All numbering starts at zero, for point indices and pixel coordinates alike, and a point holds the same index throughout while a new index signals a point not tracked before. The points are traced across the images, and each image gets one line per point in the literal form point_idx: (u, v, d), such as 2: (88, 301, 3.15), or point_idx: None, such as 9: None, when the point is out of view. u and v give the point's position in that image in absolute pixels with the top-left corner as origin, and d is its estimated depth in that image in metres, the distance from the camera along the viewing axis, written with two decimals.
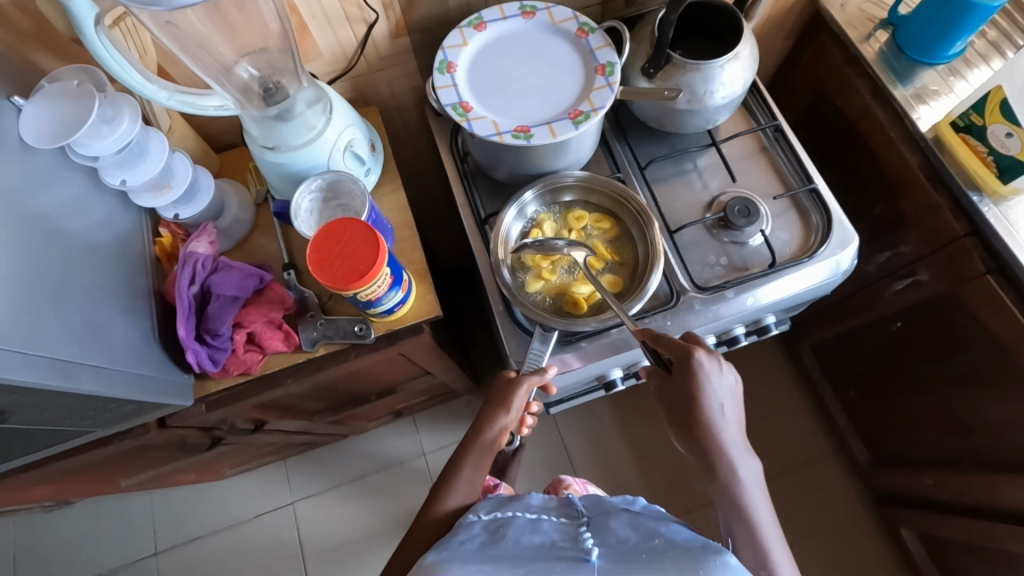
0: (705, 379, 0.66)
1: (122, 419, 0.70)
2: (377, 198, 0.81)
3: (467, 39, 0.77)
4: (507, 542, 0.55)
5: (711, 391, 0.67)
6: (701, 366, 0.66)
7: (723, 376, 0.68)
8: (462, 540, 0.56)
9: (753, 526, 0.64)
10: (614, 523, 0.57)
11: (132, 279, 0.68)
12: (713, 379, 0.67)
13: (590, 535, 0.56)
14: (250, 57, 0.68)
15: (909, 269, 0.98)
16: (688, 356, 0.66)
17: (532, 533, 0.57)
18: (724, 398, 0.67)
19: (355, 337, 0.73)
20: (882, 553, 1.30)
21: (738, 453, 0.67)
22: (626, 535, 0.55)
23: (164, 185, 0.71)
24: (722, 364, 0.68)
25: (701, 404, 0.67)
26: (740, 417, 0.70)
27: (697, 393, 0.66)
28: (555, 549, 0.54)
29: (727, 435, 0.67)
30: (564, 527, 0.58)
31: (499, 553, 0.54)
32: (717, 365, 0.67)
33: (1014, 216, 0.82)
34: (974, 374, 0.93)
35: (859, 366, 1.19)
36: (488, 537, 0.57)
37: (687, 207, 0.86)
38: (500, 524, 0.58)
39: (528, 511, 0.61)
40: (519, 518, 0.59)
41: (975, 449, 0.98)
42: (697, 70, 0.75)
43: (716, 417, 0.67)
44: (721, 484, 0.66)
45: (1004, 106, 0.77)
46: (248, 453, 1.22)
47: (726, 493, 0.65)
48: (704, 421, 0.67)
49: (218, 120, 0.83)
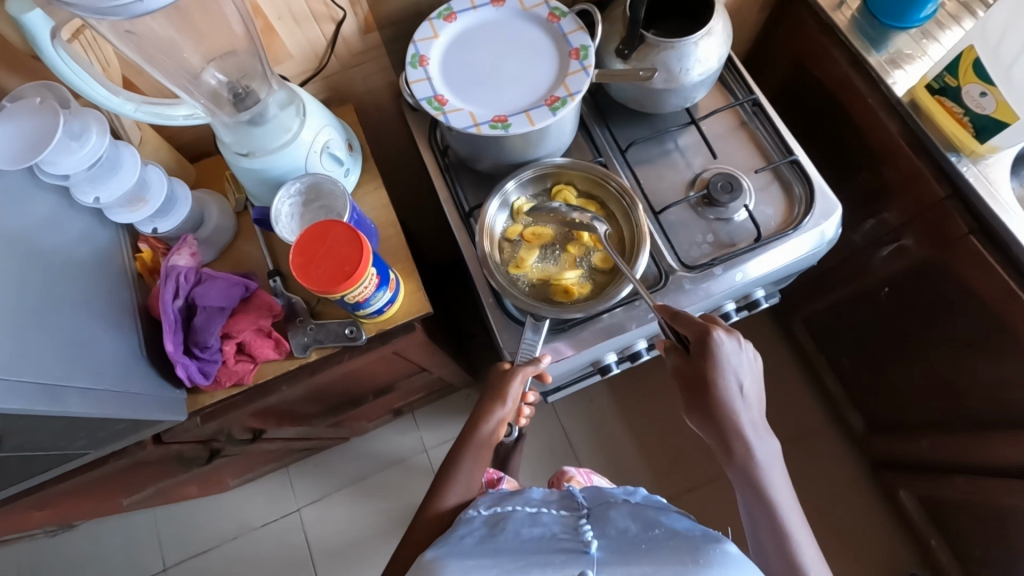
0: (726, 359, 0.67)
1: (116, 439, 0.69)
2: (359, 198, 0.80)
3: (437, 31, 0.76)
4: (507, 535, 0.56)
5: (728, 370, 0.67)
6: (722, 346, 0.66)
7: (743, 354, 0.68)
8: (461, 535, 0.57)
9: (769, 499, 0.65)
10: (614, 514, 0.57)
11: (114, 297, 0.67)
12: (733, 359, 0.67)
13: (590, 527, 0.56)
14: (217, 62, 0.67)
15: (893, 235, 0.99)
16: (709, 336, 0.66)
17: (531, 525, 0.57)
18: (746, 376, 0.68)
19: (346, 340, 0.73)
20: (881, 514, 1.33)
21: (756, 433, 0.68)
22: (627, 526, 0.55)
23: (139, 199, 0.70)
24: (741, 342, 0.68)
25: (722, 387, 0.67)
26: (759, 397, 0.71)
27: (717, 375, 0.67)
28: (555, 541, 0.54)
29: (743, 414, 0.68)
30: (564, 520, 0.58)
31: (499, 546, 0.54)
32: (736, 349, 0.67)
33: (991, 174, 0.84)
34: (961, 334, 0.94)
35: (850, 333, 1.21)
36: (488, 531, 0.57)
37: (671, 186, 0.86)
38: (499, 518, 0.59)
39: (528, 505, 0.61)
40: (519, 511, 0.60)
41: (967, 407, 1.00)
42: (672, 48, 0.75)
43: (735, 397, 0.68)
44: (734, 459, 0.68)
45: (977, 65, 0.79)
46: (248, 462, 1.22)
47: (747, 473, 0.67)
48: (719, 403, 0.67)
49: (190, 129, 0.81)
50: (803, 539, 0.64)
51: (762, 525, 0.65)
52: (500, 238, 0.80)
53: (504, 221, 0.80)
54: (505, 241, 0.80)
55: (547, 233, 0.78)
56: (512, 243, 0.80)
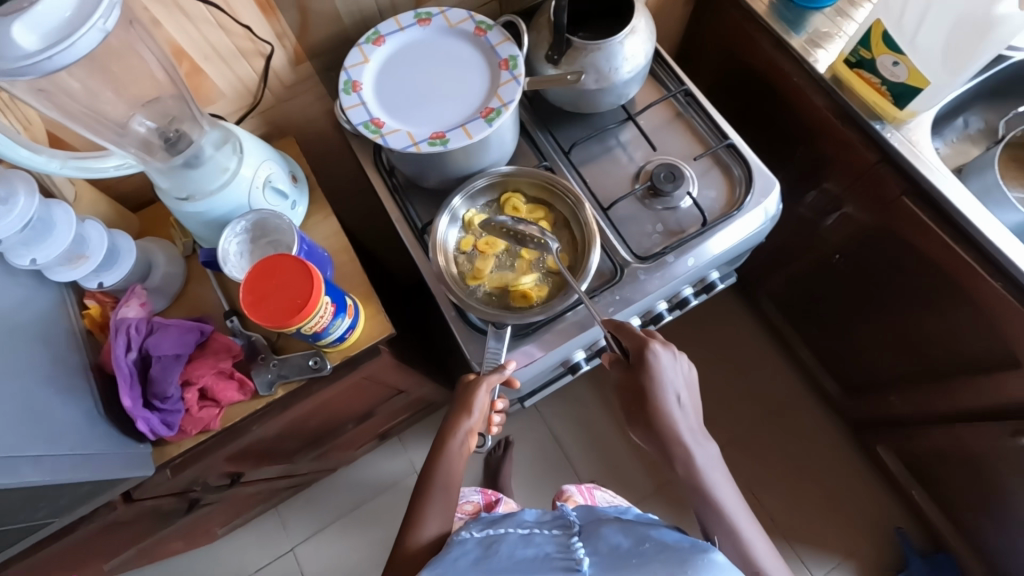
0: (663, 371, 0.70)
1: (82, 503, 0.67)
2: (310, 228, 0.80)
3: (367, 55, 0.77)
4: (501, 556, 0.56)
5: (665, 380, 0.70)
6: (657, 356, 0.70)
7: (678, 364, 0.72)
8: (455, 557, 0.57)
9: (715, 501, 0.68)
10: (605, 530, 0.57)
11: (64, 358, 0.65)
12: (669, 370, 0.70)
13: (582, 544, 0.56)
14: (144, 109, 0.66)
15: (835, 204, 1.04)
16: (645, 348, 0.70)
17: (525, 546, 0.58)
18: (682, 387, 0.71)
19: (311, 371, 0.72)
20: (864, 472, 1.37)
21: (696, 439, 0.70)
22: (619, 542, 0.55)
23: (79, 255, 0.68)
24: (675, 354, 0.72)
25: (660, 398, 0.70)
26: (697, 405, 0.74)
27: (654, 386, 0.70)
28: (549, 560, 0.54)
29: (682, 422, 0.70)
30: (558, 539, 0.58)
31: (493, 565, 0.55)
32: (671, 360, 0.71)
33: (914, 137, 0.88)
34: (910, 291, 0.99)
35: (810, 302, 1.25)
36: (482, 552, 0.57)
37: (617, 181, 0.89)
38: (493, 540, 0.59)
39: (520, 526, 0.62)
40: (512, 533, 0.60)
41: (925, 359, 1.04)
42: (598, 50, 0.77)
43: (674, 406, 0.70)
44: (677, 468, 0.70)
45: (886, 37, 0.83)
46: (234, 508, 1.20)
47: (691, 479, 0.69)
48: (658, 414, 0.70)
49: (129, 178, 0.80)
50: (754, 534, 0.67)
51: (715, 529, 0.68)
52: (455, 251, 0.80)
53: (457, 234, 0.81)
54: (460, 254, 0.80)
55: (501, 244, 0.79)
56: (467, 254, 0.80)
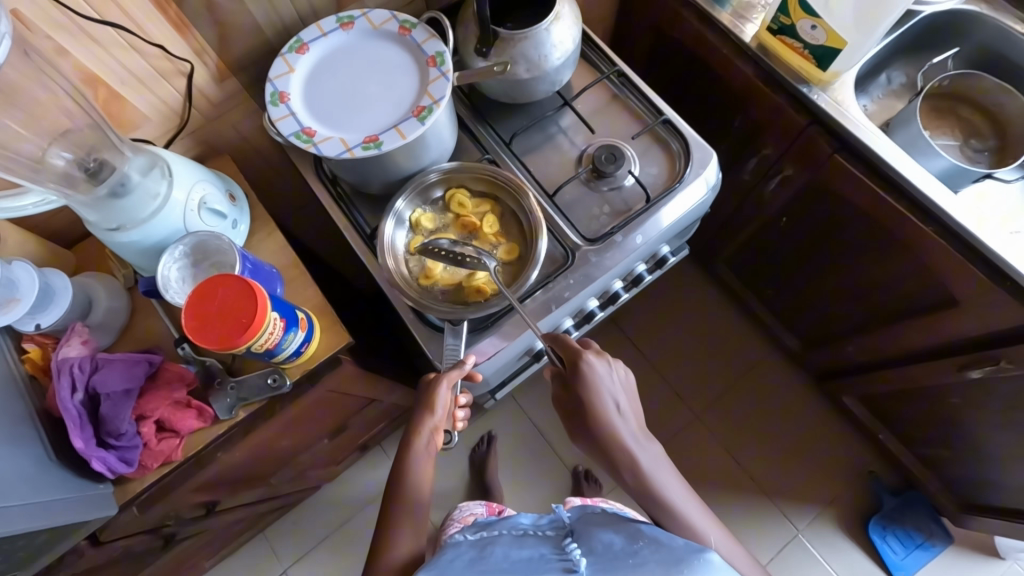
0: (598, 380, 0.73)
1: (45, 554, 0.65)
2: (255, 246, 0.78)
3: (292, 65, 0.76)
4: (495, 557, 0.56)
5: (602, 389, 0.73)
6: (591, 366, 0.73)
7: (614, 372, 0.75)
8: (450, 558, 0.57)
9: (667, 503, 0.68)
10: (598, 531, 0.57)
11: (7, 406, 0.63)
12: (605, 379, 0.73)
13: (576, 545, 0.57)
14: (60, 141, 0.64)
15: (775, 168, 1.07)
16: (579, 359, 0.73)
17: (520, 547, 0.58)
18: (620, 394, 0.74)
19: (271, 390, 0.71)
20: (834, 422, 1.42)
21: (637, 441, 0.72)
22: (613, 540, 0.55)
23: (10, 299, 0.66)
24: (609, 363, 0.75)
25: (599, 407, 0.72)
26: (637, 410, 0.76)
27: (591, 395, 0.72)
28: (544, 561, 0.54)
29: (623, 429, 0.72)
30: (553, 541, 0.59)
31: (489, 566, 0.55)
32: (605, 368, 0.74)
33: (840, 96, 0.92)
34: (854, 244, 1.02)
35: (765, 266, 1.29)
36: (476, 552, 0.58)
37: (560, 167, 0.90)
38: (488, 542, 0.60)
39: (515, 528, 0.64)
40: (507, 535, 0.61)
41: (876, 308, 1.09)
42: (525, 38, 0.78)
43: (613, 413, 0.72)
44: (625, 472, 0.71)
45: (803, 3, 0.85)
46: (217, 539, 1.17)
47: (639, 482, 0.70)
48: (598, 423, 0.72)
49: (58, 215, 0.77)
50: (709, 528, 0.67)
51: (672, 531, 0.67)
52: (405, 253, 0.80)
53: (405, 236, 0.81)
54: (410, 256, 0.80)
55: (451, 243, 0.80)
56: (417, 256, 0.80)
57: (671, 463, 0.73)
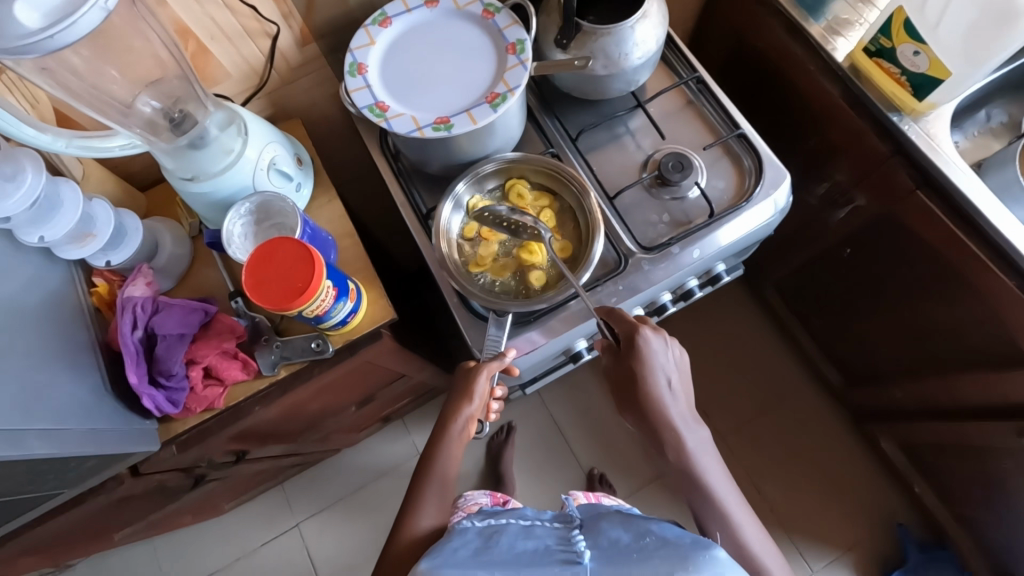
0: (653, 357, 0.69)
1: (90, 476, 0.69)
2: (313, 212, 0.80)
3: (373, 37, 0.76)
4: (501, 549, 0.56)
5: (656, 367, 0.69)
6: (647, 343, 0.69)
7: (669, 351, 0.71)
8: (456, 546, 0.57)
9: (708, 490, 0.68)
10: (605, 525, 0.57)
11: (72, 334, 0.66)
12: (660, 356, 0.69)
13: (582, 537, 0.56)
14: (150, 90, 0.67)
15: (847, 197, 1.01)
16: (635, 335, 0.69)
17: (526, 538, 0.58)
18: (673, 372, 0.71)
19: (313, 354, 0.73)
20: (867, 467, 1.36)
21: (686, 424, 0.71)
22: (618, 535, 0.54)
23: (86, 234, 0.69)
24: (666, 340, 0.71)
25: (650, 384, 0.69)
26: (687, 390, 0.74)
27: (645, 371, 0.69)
28: (550, 553, 0.54)
29: (674, 408, 0.70)
30: (559, 532, 0.59)
31: (493, 557, 0.54)
32: (662, 344, 0.70)
33: (932, 130, 0.86)
34: (921, 286, 0.96)
35: (819, 296, 1.23)
36: (482, 543, 0.57)
37: (623, 170, 0.87)
38: (494, 530, 0.60)
39: (522, 519, 0.63)
40: (514, 525, 0.60)
41: (934, 357, 1.03)
42: (608, 34, 0.76)
43: (665, 393, 0.70)
44: (669, 454, 0.70)
45: (908, 25, 0.80)
46: (240, 484, 1.22)
47: (682, 466, 0.70)
48: (649, 400, 0.70)
49: (136, 158, 0.81)
50: (742, 519, 0.68)
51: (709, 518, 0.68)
52: (459, 238, 0.80)
53: (460, 220, 0.81)
54: (463, 241, 0.80)
55: (505, 230, 0.79)
56: (471, 242, 0.81)
57: (716, 450, 0.72)
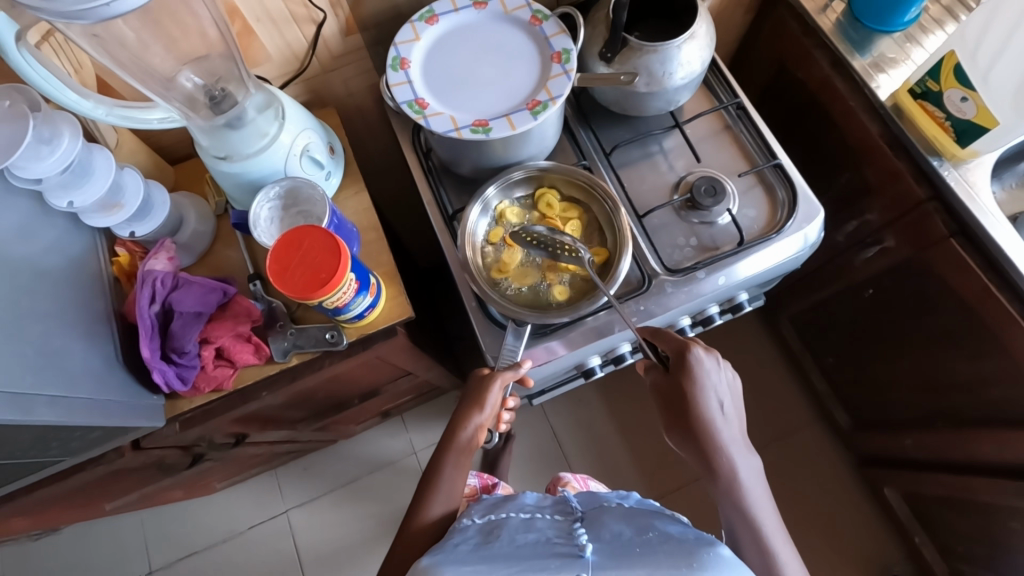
0: (705, 375, 0.69)
1: (92, 446, 0.68)
2: (339, 202, 0.79)
3: (419, 33, 0.76)
4: (502, 542, 0.55)
5: (708, 387, 0.69)
6: (699, 360, 0.69)
7: (721, 373, 0.71)
8: (456, 543, 0.56)
9: (750, 518, 0.65)
10: (608, 519, 0.56)
11: (90, 302, 0.66)
12: (712, 375, 0.70)
13: (584, 531, 0.55)
14: (192, 66, 0.67)
15: (876, 237, 1.00)
16: (685, 351, 0.70)
17: (527, 531, 0.57)
18: (725, 396, 0.70)
19: (327, 344, 0.73)
20: (867, 513, 1.33)
21: (737, 450, 0.68)
22: (621, 529, 0.54)
23: (114, 203, 0.69)
24: (718, 362, 0.71)
25: (700, 404, 0.69)
26: (739, 417, 0.72)
27: (695, 390, 0.69)
28: (550, 545, 0.53)
29: (724, 433, 0.68)
30: (558, 524, 0.58)
31: (494, 552, 0.53)
32: (712, 364, 0.70)
33: (972, 177, 0.84)
34: (945, 335, 0.94)
35: (836, 334, 1.21)
36: (483, 538, 0.56)
37: (654, 189, 0.86)
38: (494, 526, 0.58)
39: (521, 510, 0.61)
40: (513, 518, 0.60)
41: (949, 408, 1.00)
42: (654, 52, 0.75)
43: (715, 415, 0.69)
44: (716, 479, 0.67)
45: (958, 70, 0.79)
46: (235, 466, 1.21)
47: (731, 491, 0.66)
48: (699, 421, 0.68)
49: (169, 132, 0.80)
50: (789, 559, 0.63)
51: (748, 549, 0.64)
52: (481, 243, 0.80)
53: (485, 225, 0.80)
54: (486, 247, 0.79)
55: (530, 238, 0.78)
56: (494, 248, 0.79)
57: (765, 481, 0.69)
